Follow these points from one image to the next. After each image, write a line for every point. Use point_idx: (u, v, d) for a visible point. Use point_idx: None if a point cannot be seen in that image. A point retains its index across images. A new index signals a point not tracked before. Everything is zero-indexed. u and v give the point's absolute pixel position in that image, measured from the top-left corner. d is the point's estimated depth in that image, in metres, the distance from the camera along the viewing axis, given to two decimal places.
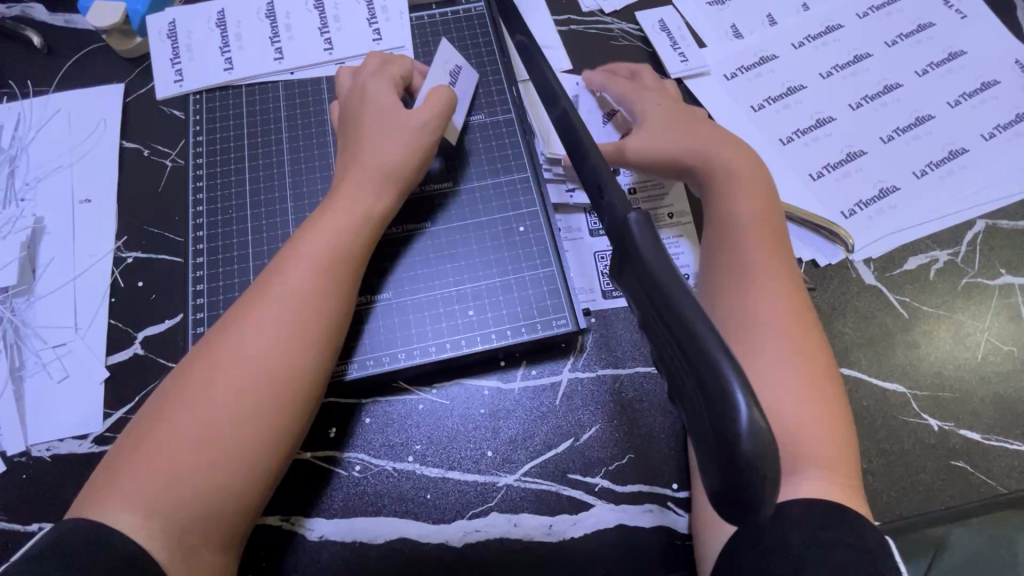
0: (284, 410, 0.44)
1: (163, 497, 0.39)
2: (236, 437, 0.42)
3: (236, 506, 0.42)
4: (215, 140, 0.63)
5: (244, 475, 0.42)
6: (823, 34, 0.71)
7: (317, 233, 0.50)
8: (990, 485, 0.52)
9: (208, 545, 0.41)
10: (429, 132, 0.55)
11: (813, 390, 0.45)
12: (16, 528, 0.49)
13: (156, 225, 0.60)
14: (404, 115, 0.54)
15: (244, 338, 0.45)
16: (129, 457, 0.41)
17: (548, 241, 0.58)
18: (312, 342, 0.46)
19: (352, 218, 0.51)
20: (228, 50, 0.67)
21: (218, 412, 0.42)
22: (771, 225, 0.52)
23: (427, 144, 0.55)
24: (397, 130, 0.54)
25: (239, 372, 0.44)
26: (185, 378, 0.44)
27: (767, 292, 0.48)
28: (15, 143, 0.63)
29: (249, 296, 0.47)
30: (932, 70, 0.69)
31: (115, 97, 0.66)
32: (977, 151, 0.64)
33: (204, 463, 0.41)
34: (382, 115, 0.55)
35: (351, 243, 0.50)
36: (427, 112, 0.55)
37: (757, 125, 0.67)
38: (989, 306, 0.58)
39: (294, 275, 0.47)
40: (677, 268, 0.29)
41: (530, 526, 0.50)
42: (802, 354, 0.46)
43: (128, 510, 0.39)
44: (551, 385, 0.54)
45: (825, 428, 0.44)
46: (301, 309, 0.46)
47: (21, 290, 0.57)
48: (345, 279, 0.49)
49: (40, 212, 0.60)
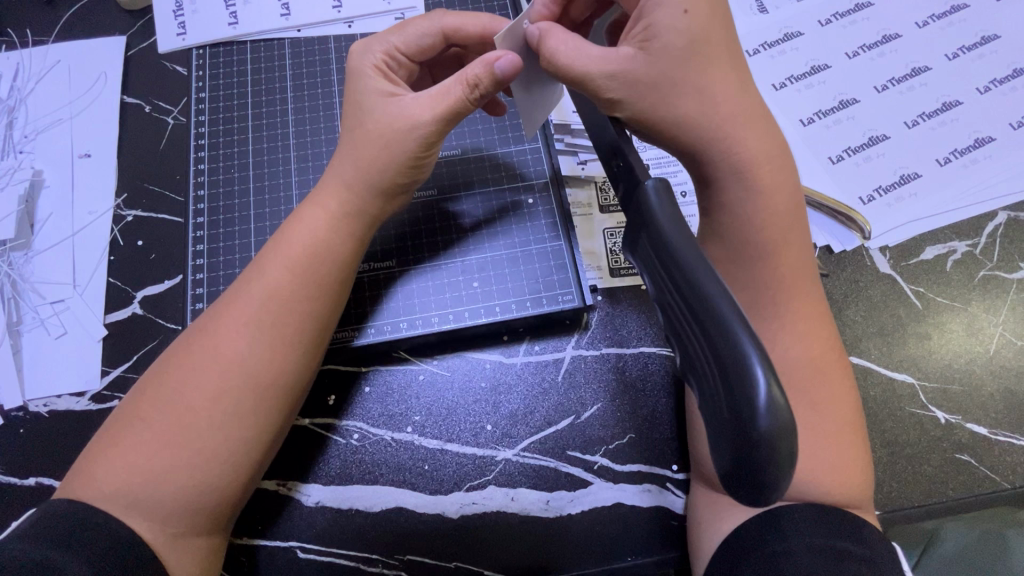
0: (263, 414, 0.43)
1: (146, 492, 0.40)
2: (219, 440, 0.42)
3: (223, 496, 0.42)
4: (219, 97, 0.61)
5: (222, 474, 0.42)
6: (851, 12, 0.69)
7: (297, 226, 0.46)
8: (994, 481, 0.51)
9: (195, 524, 0.41)
10: (422, 134, 0.45)
11: (822, 400, 0.44)
12: (13, 481, 0.49)
13: (156, 184, 0.59)
14: (403, 113, 0.45)
15: (223, 340, 0.43)
16: (108, 449, 0.41)
17: (557, 214, 0.57)
18: (293, 345, 0.44)
19: (335, 209, 0.47)
20: (233, 3, 0.65)
21: (197, 414, 0.41)
22: (800, 227, 0.46)
23: (414, 149, 0.45)
24: (382, 131, 0.45)
25: (220, 374, 0.42)
26: (163, 376, 0.43)
27: (797, 295, 0.45)
28: (13, 93, 0.61)
29: (230, 291, 0.46)
30: (962, 54, 0.66)
31: (116, 49, 0.64)
32: (1004, 140, 0.62)
33: (189, 464, 0.41)
34: (374, 106, 0.46)
35: (335, 238, 0.46)
36: (430, 107, 0.44)
37: (778, 105, 0.65)
38: (1005, 300, 0.57)
39: (274, 274, 0.45)
40: (699, 246, 0.28)
41: (527, 500, 0.50)
42: (814, 364, 0.45)
43: (115, 502, 0.40)
44: (554, 361, 0.54)
45: (837, 435, 0.44)
46: (276, 305, 0.44)
47: (19, 244, 0.56)
48: (326, 274, 0.46)
49: (38, 166, 0.59)
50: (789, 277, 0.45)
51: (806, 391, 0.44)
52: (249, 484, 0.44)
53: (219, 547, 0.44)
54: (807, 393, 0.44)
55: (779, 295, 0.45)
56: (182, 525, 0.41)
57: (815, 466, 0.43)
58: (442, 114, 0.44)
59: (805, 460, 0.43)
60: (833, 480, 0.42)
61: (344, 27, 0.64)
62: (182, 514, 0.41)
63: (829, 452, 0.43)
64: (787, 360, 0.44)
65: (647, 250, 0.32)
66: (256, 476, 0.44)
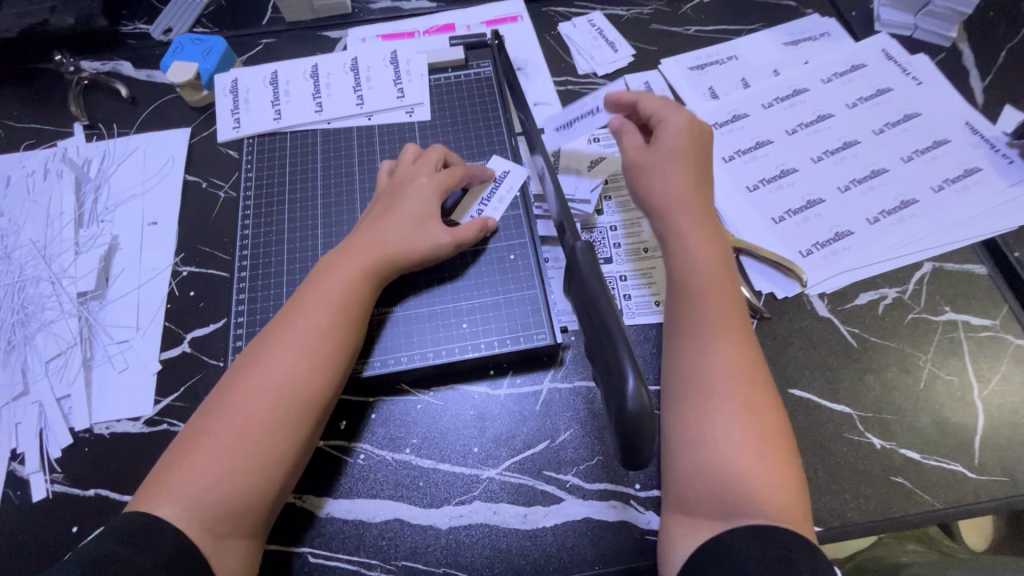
0: (302, 425, 0.54)
1: (205, 497, 0.49)
2: (266, 448, 0.52)
3: (264, 500, 0.52)
4: (262, 176, 0.75)
5: (270, 477, 0.52)
6: (790, 97, 0.81)
7: (332, 278, 0.59)
8: (927, 501, 0.57)
9: (236, 525, 0.50)
10: (403, 245, 0.62)
11: (755, 420, 0.50)
12: (76, 492, 0.59)
13: (208, 245, 0.72)
14: (398, 229, 0.63)
15: (269, 363, 0.55)
16: (175, 463, 0.51)
17: (535, 267, 0.68)
18: (329, 368, 0.56)
19: (363, 266, 0.60)
20: (278, 103, 0.80)
21: (250, 427, 0.52)
22: (722, 286, 0.56)
23: (400, 250, 0.62)
24: (381, 229, 0.63)
25: (269, 394, 0.53)
26: (222, 400, 0.54)
27: (726, 339, 0.53)
28: (100, 174, 0.77)
29: (278, 328, 0.57)
30: (888, 129, 0.77)
31: (182, 139, 0.79)
32: (927, 201, 0.72)
33: (240, 469, 0.51)
34: (389, 212, 0.64)
35: (364, 288, 0.60)
36: (409, 236, 0.62)
37: (727, 174, 0.76)
38: (932, 339, 0.64)
39: (315, 314, 0.57)
40: (606, 285, 0.40)
41: (507, 514, 0.57)
42: (746, 391, 0.52)
43: (175, 507, 0.49)
44: (533, 393, 0.62)
45: (774, 461, 0.49)
46: (316, 338, 0.56)
47: (95, 295, 0.69)
48: (356, 315, 0.59)
49: (116, 231, 0.73)
50: (715, 322, 0.54)
51: (734, 409, 0.50)
52: (280, 492, 0.53)
53: (255, 553, 0.52)
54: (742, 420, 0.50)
55: (706, 335, 0.54)
56: (224, 529, 0.49)
57: (757, 487, 0.48)
58: (412, 243, 0.62)
59: (754, 479, 0.48)
60: (778, 498, 0.47)
61: (365, 119, 0.78)
62: (222, 518, 0.49)
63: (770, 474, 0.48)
64: (725, 392, 0.51)
65: (574, 289, 0.43)
66: (291, 483, 0.54)
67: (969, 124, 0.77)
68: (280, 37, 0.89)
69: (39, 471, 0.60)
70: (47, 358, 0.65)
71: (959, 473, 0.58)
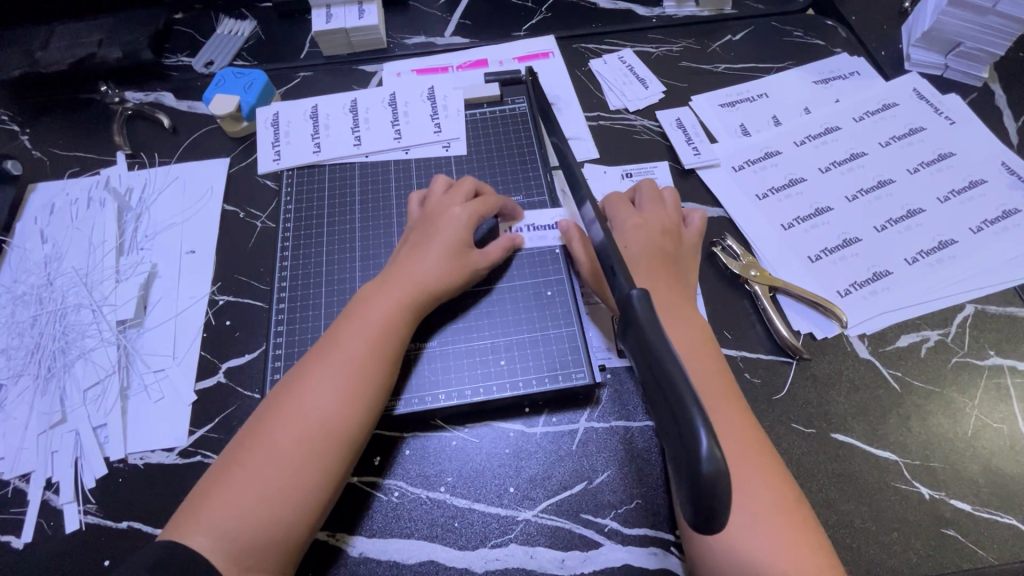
0: (333, 457, 0.53)
1: (235, 529, 0.49)
2: (297, 480, 0.51)
3: (293, 535, 0.50)
4: (301, 207, 0.76)
5: (299, 510, 0.51)
6: (822, 135, 0.81)
7: (367, 309, 0.60)
8: (981, 556, 0.54)
9: (265, 560, 0.49)
10: (438, 275, 0.62)
11: (766, 493, 0.50)
12: (109, 524, 0.58)
13: (244, 275, 0.73)
14: (433, 259, 0.63)
15: (307, 393, 0.54)
16: (208, 493, 0.51)
17: (572, 304, 0.67)
18: (361, 399, 0.55)
19: (398, 296, 0.60)
20: (318, 136, 0.81)
21: (283, 458, 0.51)
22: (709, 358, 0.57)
23: (436, 279, 0.62)
24: (416, 259, 0.63)
25: (302, 425, 0.53)
26: (257, 430, 0.54)
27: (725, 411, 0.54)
28: (141, 202, 0.78)
29: (313, 359, 0.57)
30: (923, 168, 0.77)
31: (222, 169, 0.81)
32: (965, 242, 0.71)
33: (270, 501, 0.50)
34: (423, 241, 0.64)
35: (398, 318, 0.60)
36: (444, 266, 0.62)
37: (762, 212, 0.76)
38: (977, 384, 0.63)
39: (349, 345, 0.57)
40: (667, 341, 0.39)
41: (544, 558, 0.56)
42: (752, 461, 0.51)
43: (206, 538, 0.48)
44: (569, 432, 0.62)
45: (790, 537, 0.48)
46: (350, 368, 0.56)
47: (134, 323, 0.69)
48: (388, 345, 0.58)
49: (154, 260, 0.74)
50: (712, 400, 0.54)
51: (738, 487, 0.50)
52: (310, 527, 0.52)
53: None
54: (762, 511, 0.49)
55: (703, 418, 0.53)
56: (252, 563, 0.48)
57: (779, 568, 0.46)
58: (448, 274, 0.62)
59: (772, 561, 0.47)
60: None
61: (403, 153, 0.80)
62: (252, 552, 0.48)
63: (804, 564, 0.47)
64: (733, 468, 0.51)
65: (631, 340, 0.42)
66: (321, 518, 0.53)
67: (1006, 164, 0.77)
68: (318, 70, 0.91)
69: (72, 501, 0.60)
70: (85, 386, 0.66)
71: (1013, 526, 0.56)
